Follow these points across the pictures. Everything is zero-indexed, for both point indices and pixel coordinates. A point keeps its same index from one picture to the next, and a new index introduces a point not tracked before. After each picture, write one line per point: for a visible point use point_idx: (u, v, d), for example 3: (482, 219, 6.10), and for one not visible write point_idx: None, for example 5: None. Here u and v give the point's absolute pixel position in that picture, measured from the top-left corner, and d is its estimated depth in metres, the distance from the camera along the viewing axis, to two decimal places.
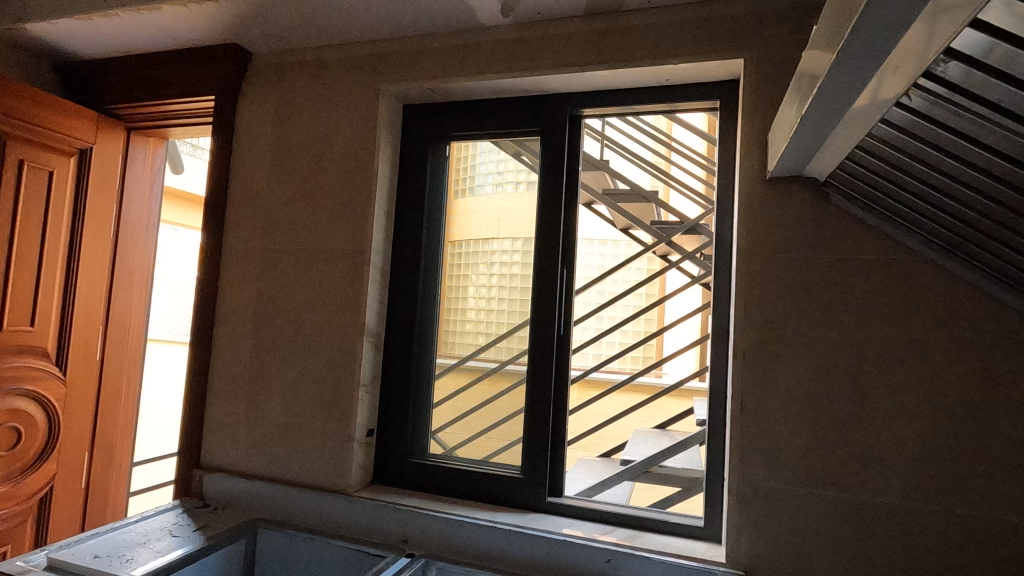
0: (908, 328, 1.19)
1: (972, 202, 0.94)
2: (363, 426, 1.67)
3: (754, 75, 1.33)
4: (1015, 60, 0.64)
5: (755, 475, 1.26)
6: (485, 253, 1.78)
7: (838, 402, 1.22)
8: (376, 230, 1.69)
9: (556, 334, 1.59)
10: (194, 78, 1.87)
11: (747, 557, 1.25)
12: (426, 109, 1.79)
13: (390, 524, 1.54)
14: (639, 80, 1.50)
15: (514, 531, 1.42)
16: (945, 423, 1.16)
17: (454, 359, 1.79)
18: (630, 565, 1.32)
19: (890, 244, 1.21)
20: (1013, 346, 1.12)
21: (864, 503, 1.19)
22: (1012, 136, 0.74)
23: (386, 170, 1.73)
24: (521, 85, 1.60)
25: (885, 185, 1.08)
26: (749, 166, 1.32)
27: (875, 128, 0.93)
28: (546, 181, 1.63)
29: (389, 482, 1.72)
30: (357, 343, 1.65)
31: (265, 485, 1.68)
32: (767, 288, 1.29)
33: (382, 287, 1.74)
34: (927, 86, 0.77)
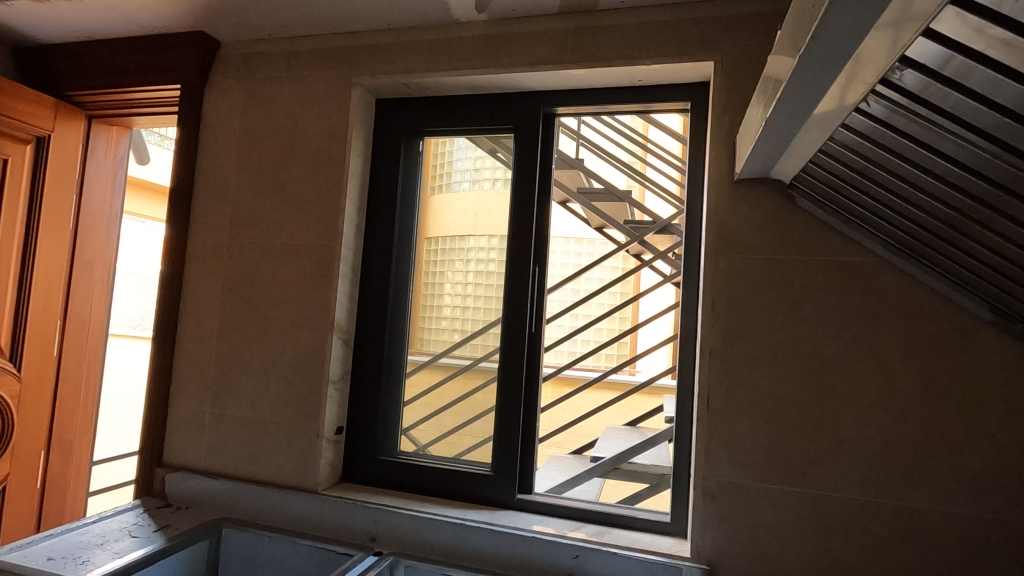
0: (867, 328, 1.23)
1: (928, 207, 0.97)
2: (332, 423, 1.65)
3: (722, 78, 1.35)
4: (969, 71, 0.66)
5: (720, 471, 1.28)
6: (461, 250, 1.74)
7: (800, 400, 1.26)
8: (348, 226, 1.67)
9: (527, 331, 1.60)
10: (158, 66, 1.81)
11: (711, 552, 1.27)
12: (400, 104, 1.77)
13: (358, 522, 1.53)
14: (612, 80, 1.51)
15: (484, 528, 1.42)
16: (900, 420, 1.20)
17: (427, 356, 1.76)
18: (598, 561, 1.33)
19: (852, 246, 1.25)
20: (964, 346, 1.17)
21: (824, 498, 1.23)
22: (964, 143, 0.77)
23: (357, 164, 1.71)
24: (495, 82, 1.60)
25: (847, 189, 1.11)
26: (718, 167, 1.34)
27: (836, 133, 0.96)
28: (520, 179, 1.63)
29: (358, 480, 1.71)
30: (327, 340, 1.63)
31: (230, 484, 1.65)
32: (733, 288, 1.31)
33: (353, 283, 1.72)
34: (885, 93, 0.79)
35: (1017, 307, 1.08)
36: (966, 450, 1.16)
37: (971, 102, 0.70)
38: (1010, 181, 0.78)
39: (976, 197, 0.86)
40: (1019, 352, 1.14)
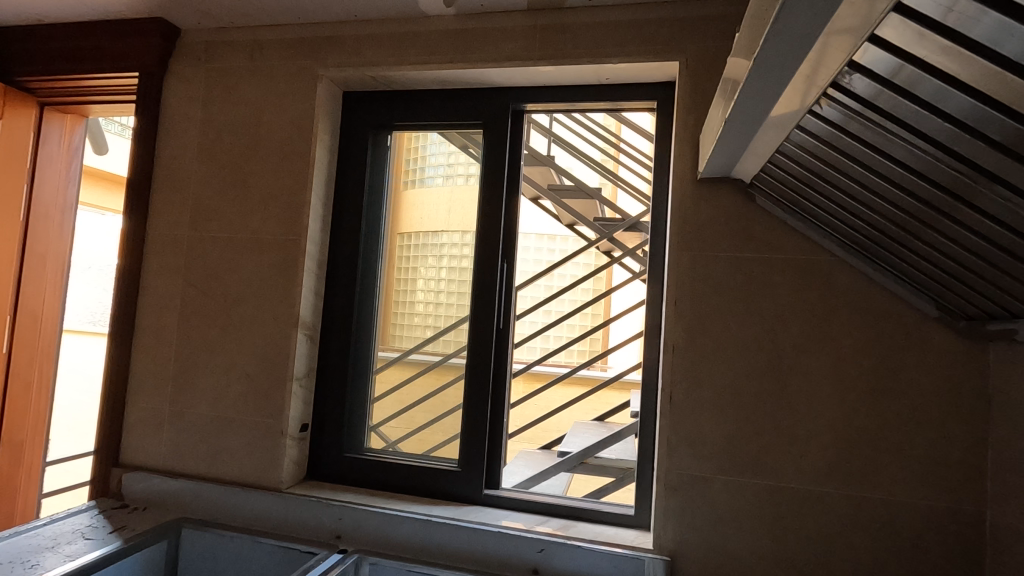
0: (822, 325, 1.27)
1: (880, 209, 1.01)
2: (296, 421, 1.62)
3: (687, 79, 1.37)
4: (918, 81, 0.69)
5: (682, 464, 1.31)
6: (434, 246, 1.73)
7: (758, 395, 1.29)
8: (313, 220, 1.64)
9: (495, 327, 1.60)
10: (114, 53, 1.75)
11: (672, 543, 1.30)
12: (369, 97, 1.75)
13: (323, 520, 1.51)
14: (580, 77, 1.52)
15: (450, 524, 1.42)
16: (853, 413, 1.24)
17: (397, 352, 1.75)
18: (563, 555, 1.34)
19: (809, 244, 1.28)
20: (912, 342, 1.22)
21: (779, 490, 1.26)
22: (915, 149, 0.80)
23: (324, 158, 1.68)
24: (464, 78, 1.59)
25: (805, 190, 1.14)
26: (682, 166, 1.36)
27: (794, 135, 0.99)
28: (489, 175, 1.63)
29: (323, 478, 1.69)
30: (291, 336, 1.60)
31: (191, 484, 1.61)
32: (696, 285, 1.34)
33: (318, 278, 1.70)
34: (839, 98, 0.81)
35: (962, 306, 1.13)
36: (913, 442, 1.21)
37: (920, 110, 0.73)
38: (957, 187, 0.81)
39: (924, 201, 0.90)
40: (964, 348, 1.19)
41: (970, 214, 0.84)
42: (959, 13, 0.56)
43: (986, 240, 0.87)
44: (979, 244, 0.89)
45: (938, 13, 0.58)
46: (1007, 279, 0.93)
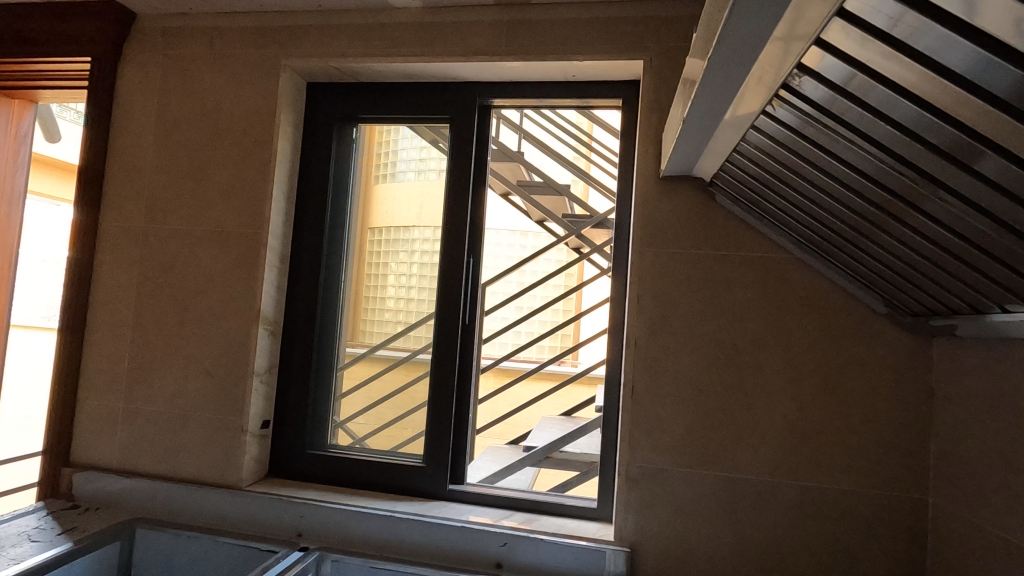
0: (778, 321, 1.30)
1: (831, 209, 1.04)
2: (257, 418, 1.59)
3: (651, 77, 1.39)
4: (868, 89, 0.71)
5: (643, 457, 1.34)
6: (406, 241, 1.74)
7: (717, 389, 1.32)
8: (276, 213, 1.61)
9: (461, 322, 1.59)
10: (64, 36, 1.67)
11: (632, 535, 1.32)
12: (334, 88, 1.72)
13: (285, 518, 1.49)
14: (547, 73, 1.52)
15: (413, 520, 1.42)
16: (806, 406, 1.28)
17: (364, 348, 1.75)
18: (525, 548, 1.35)
19: (766, 242, 1.32)
20: (862, 337, 1.26)
21: (736, 481, 1.30)
22: (866, 154, 0.83)
23: (287, 150, 1.65)
24: (430, 71, 1.58)
25: (762, 190, 1.17)
26: (645, 164, 1.38)
27: (750, 135, 1.01)
28: (455, 169, 1.62)
29: (285, 475, 1.66)
30: (252, 331, 1.57)
31: (146, 483, 1.56)
32: (657, 281, 1.36)
33: (281, 273, 1.67)
34: (793, 102, 0.83)
35: (907, 302, 1.17)
36: (862, 433, 1.25)
37: (869, 116, 0.75)
38: (904, 190, 0.85)
39: (872, 203, 0.93)
40: (910, 342, 1.24)
41: (916, 217, 0.88)
42: (904, 24, 0.58)
43: (929, 241, 0.91)
44: (924, 246, 0.93)
45: (885, 24, 0.60)
46: (950, 279, 0.97)
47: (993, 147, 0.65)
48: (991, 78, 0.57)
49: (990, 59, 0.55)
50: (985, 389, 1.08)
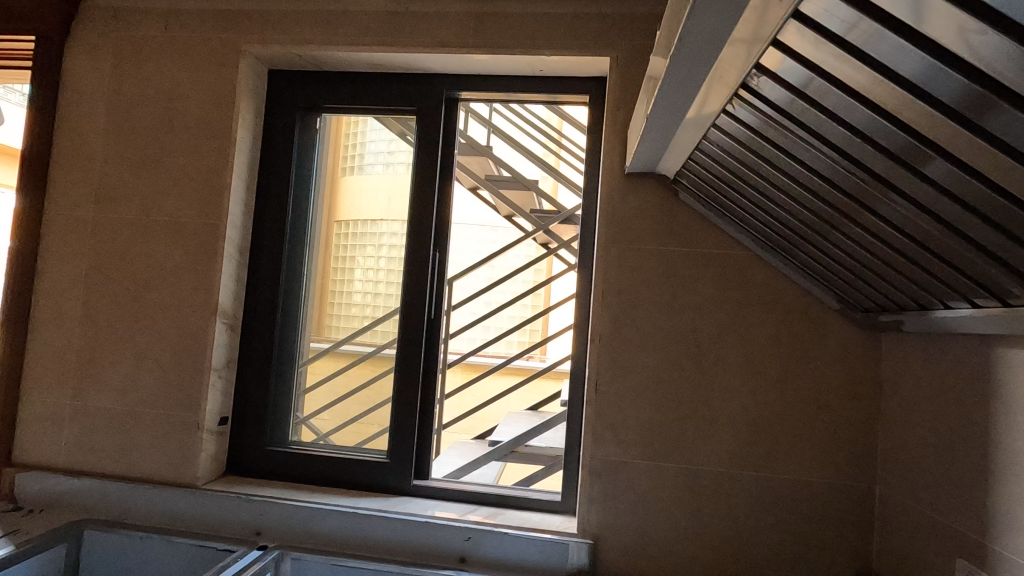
0: (737, 316, 1.34)
1: (788, 208, 1.07)
2: (215, 414, 1.55)
3: (617, 74, 1.40)
4: (825, 93, 0.73)
5: (606, 450, 1.35)
6: (374, 236, 1.70)
7: (679, 383, 1.35)
8: (235, 204, 1.56)
9: (426, 317, 1.58)
10: (6, 14, 1.58)
11: (595, 527, 1.34)
12: (297, 76, 1.68)
13: (243, 516, 1.45)
14: (515, 67, 1.52)
15: (376, 516, 1.40)
16: (763, 399, 1.32)
17: (328, 343, 1.73)
18: (490, 542, 1.36)
19: (727, 239, 1.35)
20: (816, 332, 1.31)
21: (695, 473, 1.33)
22: (821, 155, 0.85)
23: (247, 138, 1.60)
24: (397, 62, 1.55)
25: (723, 188, 1.19)
26: (611, 160, 1.40)
27: (711, 134, 1.03)
28: (421, 161, 1.60)
29: (244, 473, 1.62)
30: (210, 326, 1.52)
31: (95, 482, 1.50)
32: (621, 277, 1.38)
33: (240, 266, 1.62)
34: (753, 102, 0.85)
35: (858, 298, 1.22)
36: (816, 425, 1.30)
37: (826, 119, 0.77)
38: (857, 191, 0.87)
39: (827, 202, 0.96)
40: (862, 337, 1.29)
41: (868, 217, 0.91)
42: (859, 30, 0.60)
43: (879, 240, 0.95)
44: (875, 245, 0.97)
45: (840, 29, 0.62)
46: (899, 277, 1.01)
47: (938, 151, 0.68)
48: (938, 84, 0.59)
49: (936, 66, 0.57)
50: (929, 382, 1.13)
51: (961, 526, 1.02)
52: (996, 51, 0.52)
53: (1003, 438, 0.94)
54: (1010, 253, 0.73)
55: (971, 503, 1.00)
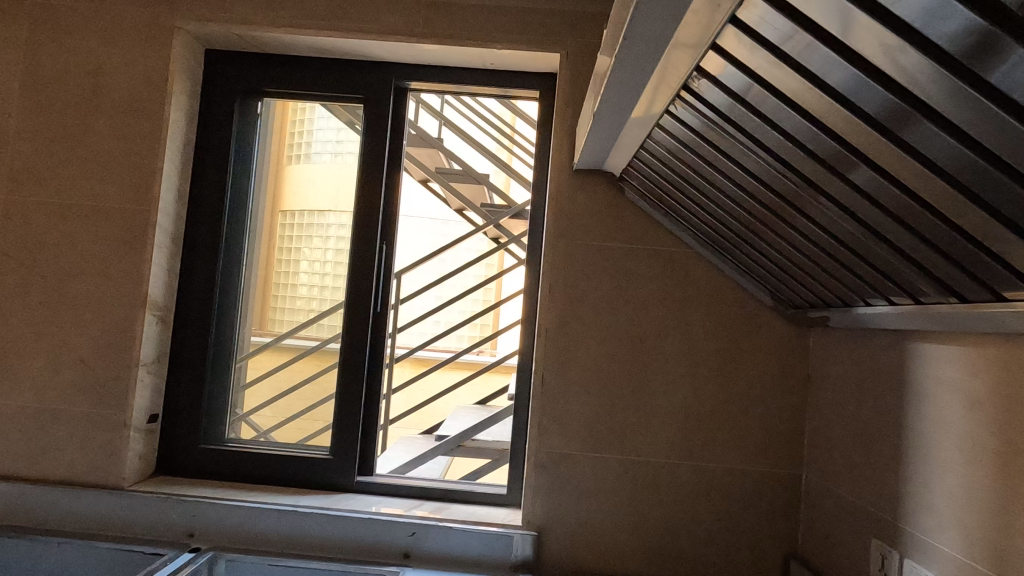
0: (678, 311, 1.38)
1: (727, 208, 1.11)
2: (144, 411, 1.46)
3: (566, 71, 1.41)
4: (762, 100, 0.76)
5: (551, 443, 1.37)
6: (320, 227, 1.67)
7: (622, 376, 1.38)
8: (167, 189, 1.48)
9: (372, 310, 1.55)
10: None
11: (539, 519, 1.36)
12: (236, 57, 1.60)
13: (174, 518, 1.39)
14: (465, 59, 1.51)
15: (317, 514, 1.37)
16: (701, 391, 1.37)
17: (270, 337, 1.68)
18: (434, 537, 1.35)
19: (669, 237, 1.39)
20: (751, 328, 1.37)
21: (636, 464, 1.36)
22: (757, 158, 0.89)
23: (181, 121, 1.51)
24: (343, 48, 1.51)
25: (666, 186, 1.22)
26: (559, 157, 1.41)
27: (656, 133, 1.05)
28: (368, 151, 1.57)
29: (176, 473, 1.55)
30: (138, 318, 1.43)
31: (8, 486, 1.40)
32: (568, 272, 1.40)
33: (173, 255, 1.53)
34: (695, 104, 0.88)
35: (790, 296, 1.28)
36: (750, 417, 1.36)
37: (762, 124, 0.80)
38: (790, 194, 0.92)
39: (762, 204, 1.00)
40: (792, 333, 1.36)
41: (799, 219, 0.96)
42: (795, 41, 0.63)
43: (810, 241, 1.00)
44: (805, 245, 1.02)
45: (778, 39, 0.64)
46: (826, 276, 1.07)
47: (864, 160, 0.72)
48: (863, 95, 0.63)
49: (861, 78, 0.61)
50: (851, 375, 1.20)
51: (876, 508, 1.10)
52: (914, 68, 0.55)
53: (914, 426, 1.01)
54: (924, 256, 0.79)
55: (887, 487, 1.07)
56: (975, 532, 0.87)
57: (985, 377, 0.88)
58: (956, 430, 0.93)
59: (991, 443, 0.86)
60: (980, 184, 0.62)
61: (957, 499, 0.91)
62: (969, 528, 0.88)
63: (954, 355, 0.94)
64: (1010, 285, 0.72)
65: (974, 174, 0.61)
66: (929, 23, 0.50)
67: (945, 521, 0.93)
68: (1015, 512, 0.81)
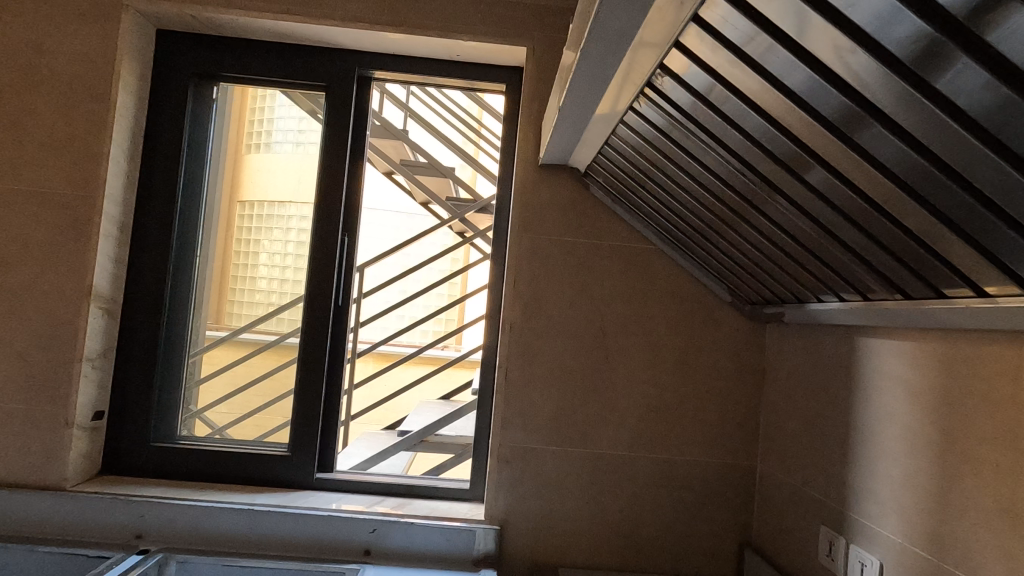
0: (640, 307, 1.40)
1: (689, 206, 1.13)
2: (88, 408, 1.39)
3: (533, 65, 1.41)
4: (724, 100, 0.77)
5: (515, 437, 1.37)
6: (281, 218, 1.60)
7: (585, 371, 1.39)
8: (114, 176, 1.41)
9: (333, 304, 1.52)
10: None
11: (502, 512, 1.36)
12: (190, 39, 1.53)
13: (120, 519, 1.33)
14: (431, 50, 1.48)
15: (274, 512, 1.33)
16: (661, 385, 1.39)
17: (225, 331, 1.62)
18: (395, 533, 1.33)
19: (633, 233, 1.41)
20: (710, 323, 1.40)
21: (598, 456, 1.38)
22: (719, 158, 0.91)
23: (130, 104, 1.44)
24: (304, 33, 1.46)
25: (631, 183, 1.24)
26: (525, 151, 1.41)
27: (621, 130, 1.06)
28: (330, 140, 1.53)
29: (123, 472, 1.48)
30: (82, 311, 1.36)
31: None
32: (533, 266, 1.40)
33: (120, 245, 1.46)
34: (658, 101, 0.89)
35: (746, 292, 1.32)
36: (708, 410, 1.39)
37: (723, 123, 0.82)
38: (748, 193, 0.94)
39: (723, 202, 1.03)
40: (748, 328, 1.40)
41: (757, 217, 0.98)
42: (755, 42, 0.64)
43: (767, 240, 1.03)
44: (762, 243, 1.05)
45: (740, 40, 0.66)
46: (781, 272, 1.10)
47: (819, 160, 0.74)
48: (819, 98, 0.65)
49: (817, 81, 0.62)
50: (804, 369, 1.25)
51: (825, 497, 1.14)
52: (866, 71, 0.57)
53: (861, 418, 1.06)
54: (874, 255, 0.82)
55: (835, 476, 1.12)
56: (915, 517, 0.92)
57: (926, 370, 0.92)
58: (899, 421, 0.97)
59: (930, 433, 0.90)
60: (925, 186, 0.64)
61: (900, 486, 0.96)
62: (910, 513, 0.93)
63: (897, 349, 0.98)
64: (950, 283, 0.75)
65: (918, 176, 0.64)
66: (881, 28, 0.52)
67: (888, 507, 0.98)
68: (952, 497, 0.85)
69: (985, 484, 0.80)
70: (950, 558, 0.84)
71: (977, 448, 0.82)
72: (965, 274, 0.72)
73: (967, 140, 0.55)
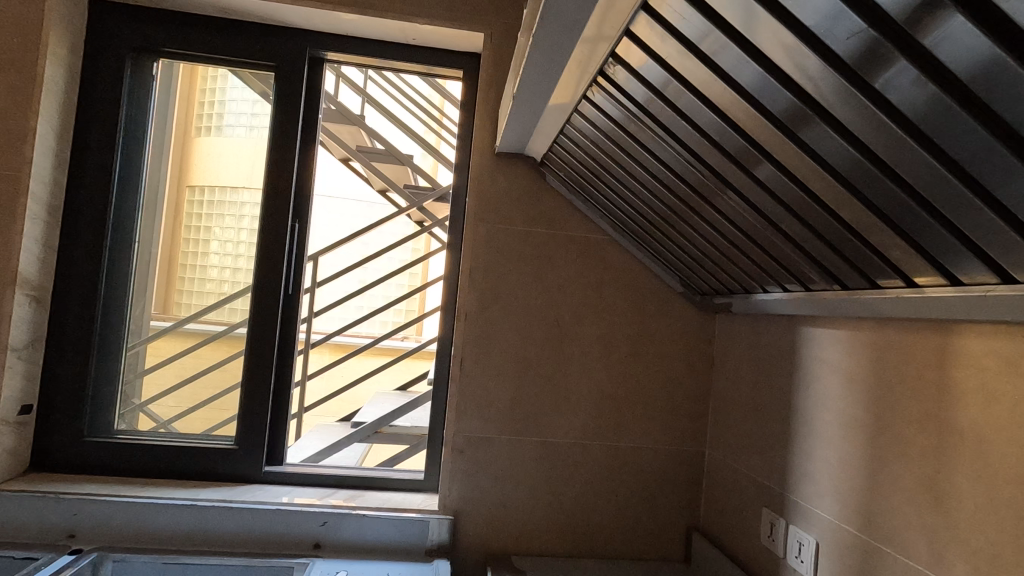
0: (595, 297, 1.41)
1: (642, 197, 1.14)
2: (14, 402, 1.31)
3: (489, 51, 1.39)
4: (678, 95, 0.78)
5: (469, 426, 1.37)
6: (233, 204, 1.53)
7: (540, 360, 1.40)
8: (42, 153, 1.32)
9: (282, 292, 1.47)
10: None
11: (455, 502, 1.36)
12: (126, 11, 1.44)
13: (49, 518, 1.26)
14: (385, 32, 1.45)
15: (219, 506, 1.29)
16: (614, 374, 1.41)
17: (170, 321, 1.54)
18: (346, 526, 1.31)
19: (588, 224, 1.42)
20: (662, 313, 1.42)
21: (552, 445, 1.39)
22: (673, 151, 0.91)
23: (59, 76, 1.35)
24: (252, 9, 1.40)
25: (586, 174, 1.24)
26: (481, 139, 1.39)
27: (576, 120, 1.06)
28: (279, 123, 1.47)
29: (55, 469, 1.41)
30: (6, 298, 1.27)
31: None
32: (489, 256, 1.39)
33: (50, 228, 1.37)
34: (613, 92, 0.89)
35: (697, 283, 1.35)
36: (658, 398, 1.42)
37: (677, 117, 0.83)
38: (700, 186, 0.95)
39: (675, 195, 1.04)
40: (698, 318, 1.43)
41: (707, 209, 1.00)
42: (705, 35, 0.65)
43: (717, 231, 1.05)
44: (712, 235, 1.07)
45: (693, 35, 0.66)
46: (730, 264, 1.13)
47: (766, 156, 0.76)
48: (765, 93, 0.66)
49: (764, 77, 0.64)
50: (749, 357, 1.29)
51: (768, 480, 1.18)
52: (809, 66, 0.58)
53: (801, 404, 1.10)
54: (816, 248, 0.85)
55: (776, 459, 1.16)
56: (848, 497, 0.96)
57: (860, 358, 0.97)
58: (835, 406, 1.02)
59: (863, 417, 0.95)
60: (862, 182, 0.67)
61: (835, 468, 1.00)
62: (844, 494, 0.97)
63: (833, 338, 1.03)
64: (883, 274, 0.79)
65: (856, 171, 0.66)
66: (821, 25, 0.53)
67: (824, 489, 1.02)
68: (881, 477, 0.90)
69: (910, 464, 0.85)
70: (878, 535, 0.89)
71: (904, 431, 0.86)
72: (896, 266, 0.76)
73: (900, 136, 0.57)
